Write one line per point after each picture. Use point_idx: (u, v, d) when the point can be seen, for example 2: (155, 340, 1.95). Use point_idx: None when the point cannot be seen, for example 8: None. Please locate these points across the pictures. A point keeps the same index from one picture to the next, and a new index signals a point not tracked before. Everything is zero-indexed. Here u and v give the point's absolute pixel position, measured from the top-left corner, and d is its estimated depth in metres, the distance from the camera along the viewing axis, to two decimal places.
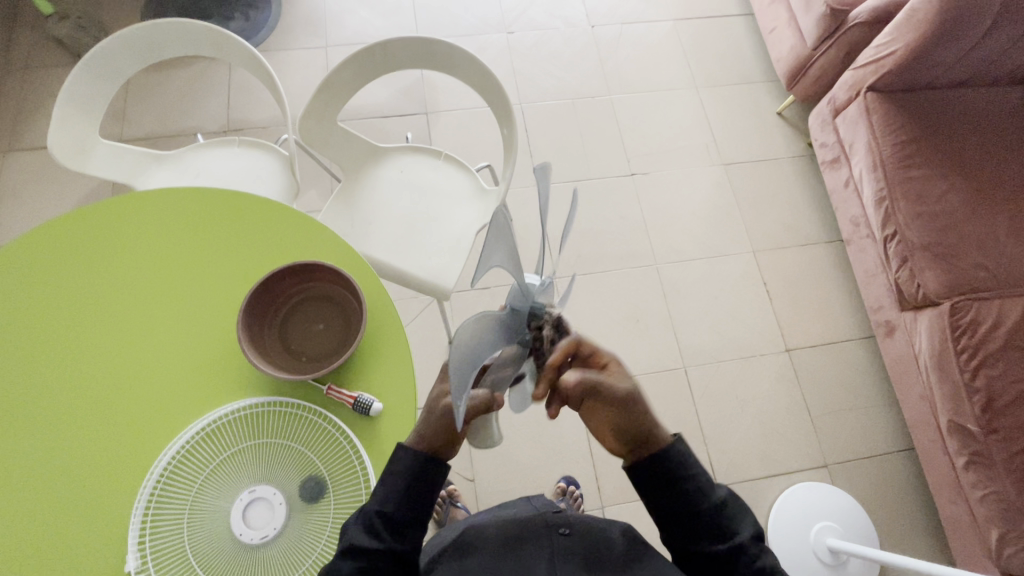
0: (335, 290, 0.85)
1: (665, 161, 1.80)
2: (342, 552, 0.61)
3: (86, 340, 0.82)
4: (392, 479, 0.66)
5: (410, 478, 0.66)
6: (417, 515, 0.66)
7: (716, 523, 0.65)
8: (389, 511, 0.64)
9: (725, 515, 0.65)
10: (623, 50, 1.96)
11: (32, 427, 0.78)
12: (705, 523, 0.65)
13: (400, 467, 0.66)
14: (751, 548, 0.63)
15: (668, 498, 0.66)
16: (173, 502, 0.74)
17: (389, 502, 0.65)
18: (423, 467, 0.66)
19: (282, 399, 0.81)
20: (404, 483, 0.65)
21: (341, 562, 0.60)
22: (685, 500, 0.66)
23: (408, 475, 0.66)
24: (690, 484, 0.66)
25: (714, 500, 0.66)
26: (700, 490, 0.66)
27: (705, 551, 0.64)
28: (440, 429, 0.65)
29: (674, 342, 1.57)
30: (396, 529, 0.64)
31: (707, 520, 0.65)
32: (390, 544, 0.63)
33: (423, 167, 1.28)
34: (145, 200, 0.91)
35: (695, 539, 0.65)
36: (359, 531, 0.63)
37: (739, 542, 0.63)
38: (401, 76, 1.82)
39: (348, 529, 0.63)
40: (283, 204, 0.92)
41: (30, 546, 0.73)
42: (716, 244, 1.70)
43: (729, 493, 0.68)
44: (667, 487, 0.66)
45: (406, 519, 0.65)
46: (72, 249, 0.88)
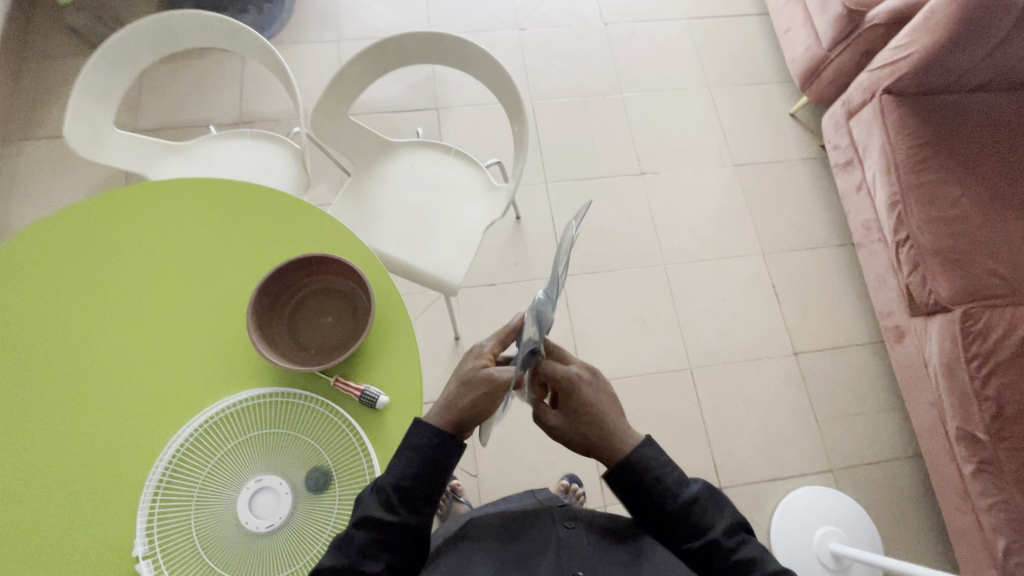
0: (345, 284, 0.85)
1: (676, 161, 1.79)
2: (355, 523, 0.63)
3: (94, 331, 0.83)
4: (409, 453, 0.66)
5: (428, 454, 0.66)
6: (435, 489, 0.66)
7: (689, 521, 0.65)
8: (405, 485, 0.64)
9: (699, 511, 0.65)
10: (636, 48, 1.94)
11: (42, 414, 0.79)
12: (679, 522, 0.65)
13: (419, 442, 0.66)
14: (725, 543, 0.63)
15: (636, 504, 0.67)
16: (180, 489, 0.75)
17: (406, 476, 0.65)
18: (442, 443, 0.66)
19: (289, 390, 0.81)
20: (423, 457, 0.65)
21: (354, 532, 0.62)
22: (653, 504, 0.66)
23: (427, 448, 0.66)
24: (655, 489, 0.66)
25: (682, 499, 0.65)
26: (666, 492, 0.66)
27: (683, 549, 0.65)
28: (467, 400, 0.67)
29: (681, 343, 1.57)
30: (412, 503, 0.64)
31: (680, 520, 0.65)
32: (405, 518, 0.63)
33: (432, 163, 1.28)
34: (154, 194, 0.92)
35: (672, 538, 0.66)
36: (374, 504, 0.63)
37: (711, 539, 0.63)
38: (413, 71, 1.82)
39: (364, 502, 0.64)
40: (295, 196, 0.93)
41: (38, 534, 0.74)
42: (725, 245, 1.69)
43: (704, 486, 0.67)
44: (636, 494, 0.66)
45: (422, 494, 0.65)
46: (83, 239, 0.89)
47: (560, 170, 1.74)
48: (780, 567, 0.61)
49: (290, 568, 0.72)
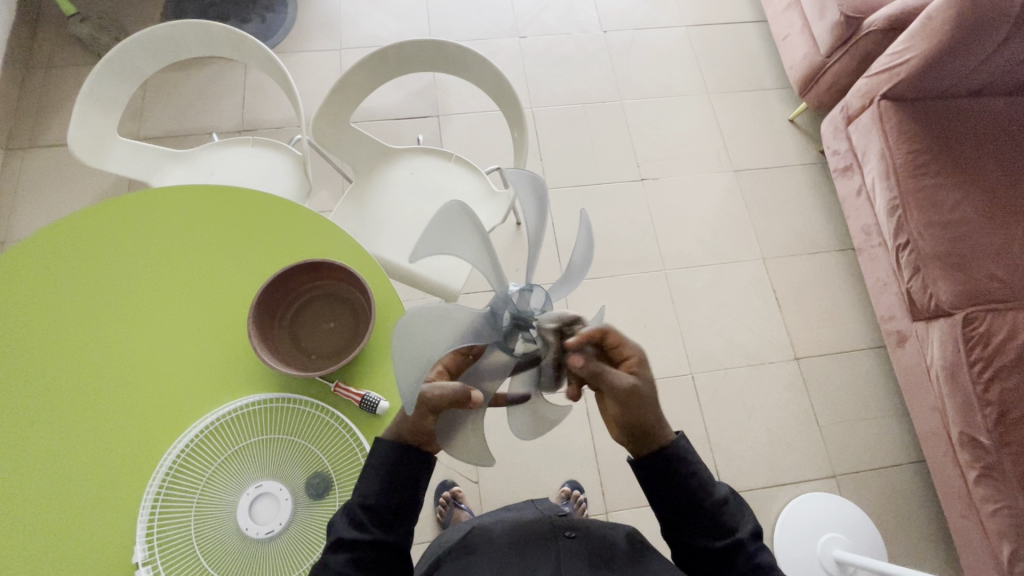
0: (345, 289, 0.85)
1: (676, 167, 1.80)
2: (330, 546, 0.63)
3: (94, 337, 0.84)
4: (373, 472, 0.66)
5: (391, 470, 0.67)
6: (402, 504, 0.67)
7: (718, 520, 0.66)
8: (372, 503, 0.65)
9: (726, 512, 0.67)
10: (635, 55, 1.96)
11: (41, 422, 0.79)
12: (708, 520, 0.66)
13: (379, 460, 0.67)
14: (750, 544, 0.65)
15: (671, 492, 0.67)
16: (180, 495, 0.75)
17: (371, 495, 0.66)
18: (404, 457, 0.67)
19: (289, 394, 0.81)
20: (386, 474, 0.66)
21: (330, 556, 0.62)
22: (689, 496, 0.66)
23: (389, 464, 0.66)
24: (694, 481, 0.67)
25: (716, 496, 0.67)
26: (703, 487, 0.67)
27: (705, 546, 0.66)
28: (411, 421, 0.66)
29: (682, 348, 1.57)
30: (381, 520, 0.65)
31: (710, 518, 0.66)
32: (377, 535, 0.64)
33: (432, 170, 1.29)
34: (157, 200, 0.93)
35: (697, 534, 0.66)
36: (345, 525, 0.64)
37: (739, 538, 0.65)
38: (414, 78, 1.83)
39: (335, 525, 0.64)
40: (297, 203, 0.93)
41: (39, 543, 0.74)
42: (726, 250, 1.69)
43: (730, 490, 0.69)
44: (671, 482, 0.67)
45: (390, 511, 0.66)
46: (84, 245, 0.89)
47: (560, 176, 1.75)
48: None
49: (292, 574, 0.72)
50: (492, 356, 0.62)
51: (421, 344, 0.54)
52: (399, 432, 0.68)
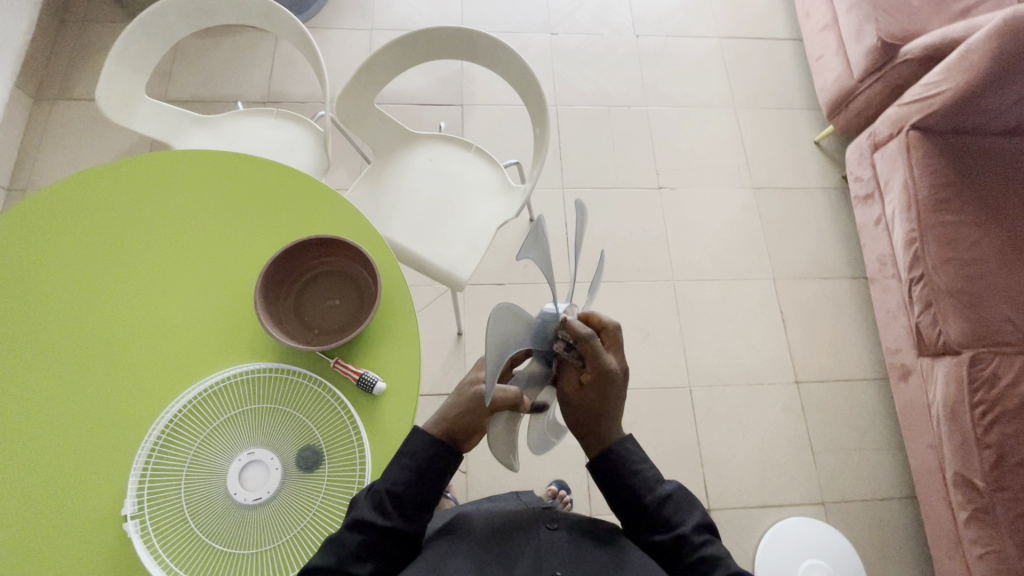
0: (353, 268, 0.86)
1: (695, 178, 1.78)
2: (348, 526, 0.64)
3: (103, 290, 0.85)
4: (405, 461, 0.68)
5: (423, 461, 0.68)
6: (427, 498, 0.67)
7: (660, 516, 0.68)
8: (398, 492, 0.66)
9: (670, 507, 0.69)
10: (666, 62, 1.94)
11: (44, 367, 0.81)
12: (649, 517, 0.68)
13: (414, 450, 0.68)
14: (694, 538, 0.66)
15: (614, 492, 0.70)
16: (174, 452, 0.76)
17: (400, 483, 0.66)
18: (439, 451, 0.68)
19: (289, 366, 0.82)
20: (416, 465, 0.67)
21: (346, 536, 0.64)
22: (629, 495, 0.69)
23: (423, 455, 0.68)
24: (634, 479, 0.70)
25: (657, 493, 0.69)
26: (644, 485, 0.69)
27: (650, 541, 0.68)
28: (464, 417, 0.68)
29: (683, 360, 1.56)
30: (405, 509, 0.66)
31: (650, 514, 0.68)
32: (397, 523, 0.65)
33: (451, 158, 1.29)
34: (179, 161, 0.94)
35: (641, 530, 0.69)
36: (368, 508, 0.65)
37: (681, 533, 0.66)
38: (442, 65, 1.83)
39: (358, 506, 0.66)
40: (316, 179, 0.94)
41: (30, 489, 0.75)
42: (737, 267, 1.68)
43: (676, 486, 0.71)
44: (613, 481, 0.70)
45: (414, 502, 0.66)
46: (104, 199, 0.91)
47: (578, 177, 1.74)
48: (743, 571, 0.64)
49: (275, 542, 0.73)
50: (530, 366, 0.66)
51: (506, 328, 0.54)
52: (444, 427, 0.69)
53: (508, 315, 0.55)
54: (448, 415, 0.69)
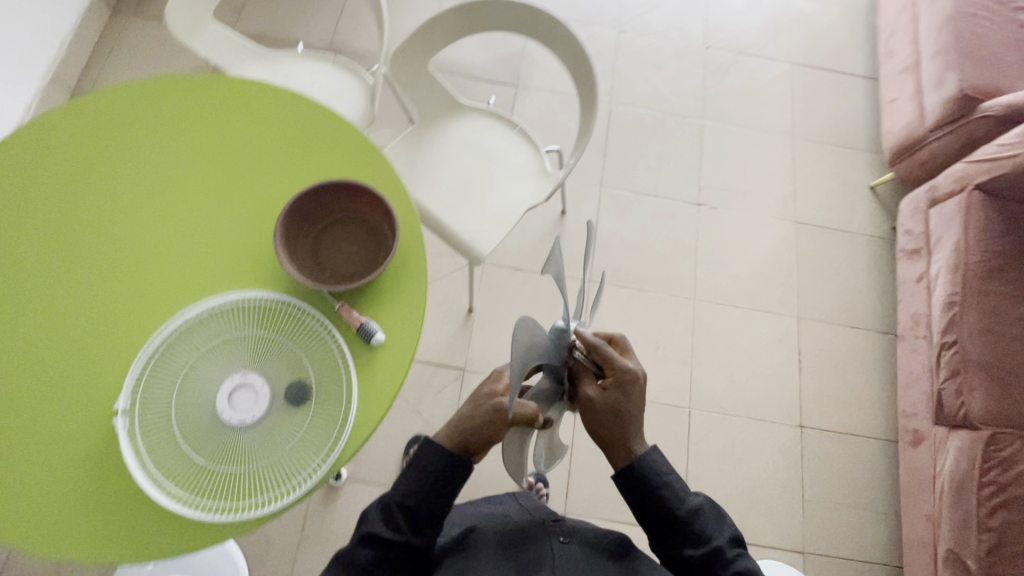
0: (374, 220, 0.87)
1: (736, 201, 1.73)
2: (360, 540, 0.71)
3: (136, 195, 0.88)
4: (415, 475, 0.73)
5: (431, 475, 0.72)
6: (433, 513, 0.72)
7: (693, 531, 0.73)
8: (408, 505, 0.72)
9: (701, 520, 0.74)
10: (730, 79, 1.89)
11: (71, 257, 0.85)
12: (683, 530, 0.73)
13: (425, 464, 0.73)
14: (727, 551, 0.71)
15: (648, 505, 0.74)
16: (173, 361, 0.79)
17: (409, 497, 0.72)
18: (448, 464, 0.73)
19: (295, 301, 0.83)
20: (425, 479, 0.72)
21: (359, 550, 0.70)
22: (664, 512, 0.74)
23: (432, 469, 0.72)
24: (666, 492, 0.74)
25: (688, 506, 0.74)
26: (676, 497, 0.74)
27: (684, 554, 0.72)
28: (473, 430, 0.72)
29: (687, 381, 1.53)
30: (414, 524, 0.72)
31: (684, 527, 0.73)
32: (408, 537, 0.71)
33: (494, 134, 1.28)
34: (229, 87, 0.96)
35: (674, 544, 0.73)
36: (379, 522, 0.71)
37: (714, 546, 0.72)
38: (504, 44, 1.82)
39: (371, 521, 0.71)
40: (356, 127, 0.95)
41: (41, 372, 0.79)
42: (762, 298, 1.63)
43: (705, 500, 0.76)
44: (647, 494, 0.74)
45: (423, 516, 0.72)
46: (152, 109, 0.93)
47: (617, 177, 1.71)
48: None
49: (252, 464, 0.76)
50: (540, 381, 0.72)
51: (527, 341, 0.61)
52: (455, 436, 0.73)
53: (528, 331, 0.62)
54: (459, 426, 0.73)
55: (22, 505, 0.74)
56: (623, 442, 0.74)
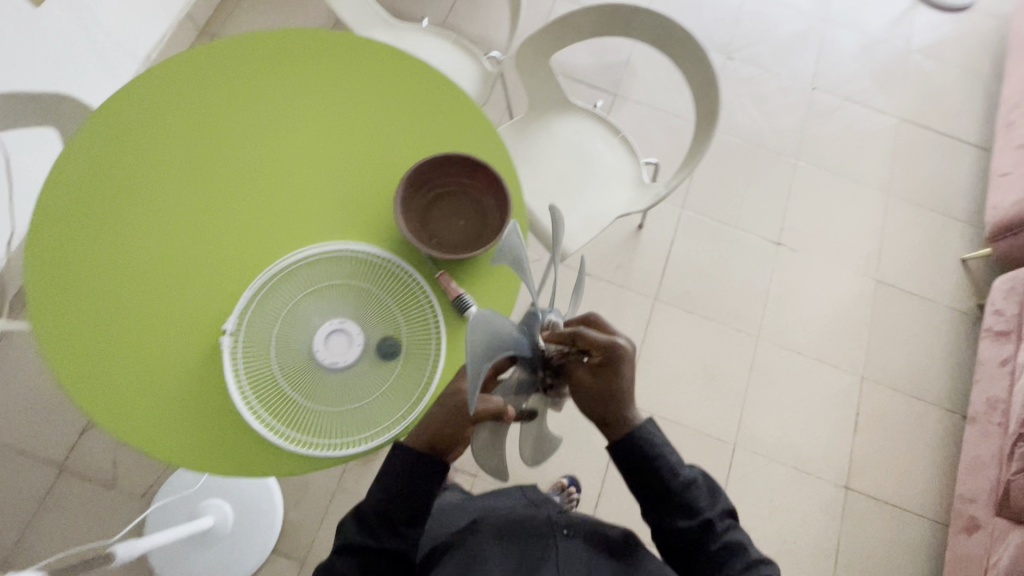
0: (485, 198, 0.89)
1: (818, 248, 1.69)
2: (341, 548, 0.71)
3: (271, 136, 0.93)
4: (385, 481, 0.72)
5: (401, 478, 0.72)
6: (411, 513, 0.72)
7: (685, 502, 0.73)
8: (383, 508, 0.72)
9: (694, 492, 0.73)
10: (832, 123, 1.84)
11: (202, 181, 0.90)
12: (675, 500, 0.73)
13: (392, 466, 0.72)
14: (717, 523, 0.72)
15: (642, 474, 0.73)
16: (280, 294, 0.83)
17: (382, 500, 0.72)
18: (420, 465, 0.72)
19: (398, 261, 0.86)
20: (395, 482, 0.72)
21: (338, 559, 0.70)
22: (658, 479, 0.73)
23: (401, 471, 0.72)
24: (659, 462, 0.73)
25: (681, 477, 0.73)
26: (670, 468, 0.73)
27: (677, 525, 0.72)
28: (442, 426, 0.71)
29: (736, 417, 1.50)
30: (390, 527, 0.72)
31: (676, 498, 0.73)
32: (387, 542, 0.71)
33: (596, 138, 1.29)
34: (371, 49, 1.00)
35: (667, 515, 0.73)
36: (355, 529, 0.72)
37: (706, 518, 0.72)
38: (611, 52, 1.83)
39: (346, 528, 0.72)
40: (483, 112, 0.98)
41: (158, 284, 0.84)
42: (828, 350, 1.58)
43: (696, 472, 0.76)
44: (640, 463, 0.73)
45: (401, 518, 0.72)
46: (298, 58, 0.98)
47: (701, 201, 1.69)
48: (756, 554, 0.72)
49: (336, 406, 0.80)
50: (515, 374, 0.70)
51: (484, 337, 0.53)
52: (424, 434, 0.73)
53: (485, 325, 0.54)
54: (427, 426, 0.72)
55: (125, 403, 0.79)
56: (619, 417, 0.73)
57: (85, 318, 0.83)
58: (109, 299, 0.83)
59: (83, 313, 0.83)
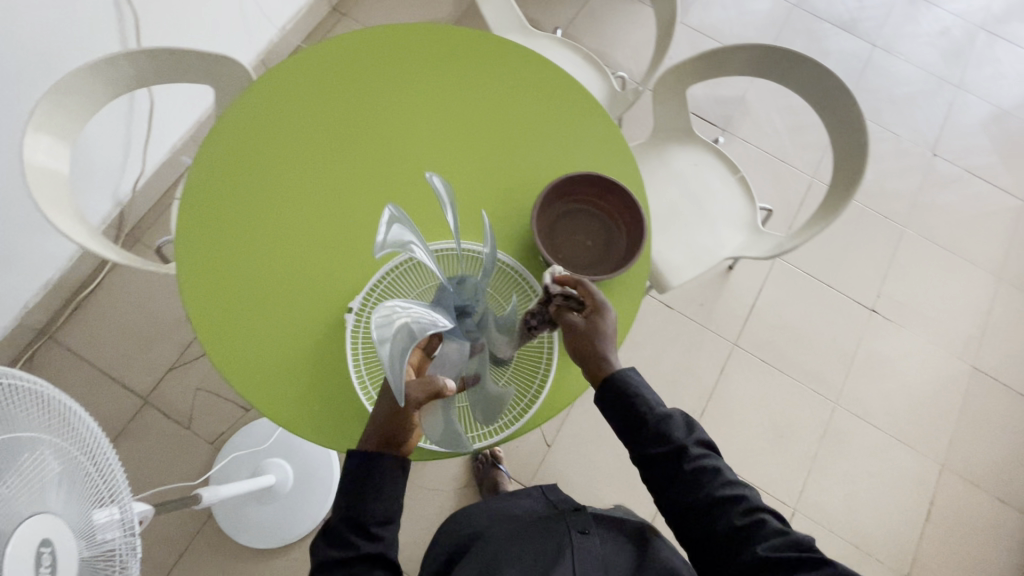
0: (615, 222, 0.88)
1: (914, 321, 1.61)
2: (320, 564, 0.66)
3: (416, 126, 0.92)
4: (347, 488, 0.68)
5: (361, 481, 0.68)
6: (381, 510, 0.68)
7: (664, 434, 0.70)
8: (353, 514, 0.68)
9: (672, 424, 0.71)
10: (948, 194, 1.75)
11: (343, 158, 0.89)
12: (652, 431, 0.71)
13: (349, 472, 0.68)
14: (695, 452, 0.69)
15: (620, 409, 0.72)
16: (406, 280, 0.81)
17: (347, 507, 0.68)
18: (379, 464, 0.68)
19: (524, 269, 0.85)
20: (358, 486, 0.68)
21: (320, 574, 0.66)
22: (635, 413, 0.71)
23: (360, 474, 0.68)
24: (637, 398, 0.72)
25: (659, 412, 0.71)
26: (648, 403, 0.72)
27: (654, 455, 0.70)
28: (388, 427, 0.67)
29: (801, 481, 1.44)
30: (360, 528, 0.68)
31: (653, 429, 0.71)
32: (366, 546, 0.67)
33: (714, 175, 1.26)
34: (526, 58, 0.99)
35: (645, 447, 0.71)
36: (331, 545, 0.67)
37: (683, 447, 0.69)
38: (727, 85, 1.79)
39: (319, 545, 0.68)
40: (624, 140, 0.97)
41: (288, 254, 0.84)
42: (909, 430, 1.50)
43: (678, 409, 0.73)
44: (618, 398, 0.72)
45: (372, 518, 0.68)
46: (452, 54, 0.98)
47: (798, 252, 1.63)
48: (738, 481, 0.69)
49: None
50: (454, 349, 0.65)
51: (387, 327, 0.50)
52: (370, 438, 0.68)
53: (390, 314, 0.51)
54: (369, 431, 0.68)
55: (241, 366, 0.80)
56: (597, 364, 0.72)
57: (211, 272, 0.83)
58: (239, 259, 0.83)
59: (210, 267, 0.83)
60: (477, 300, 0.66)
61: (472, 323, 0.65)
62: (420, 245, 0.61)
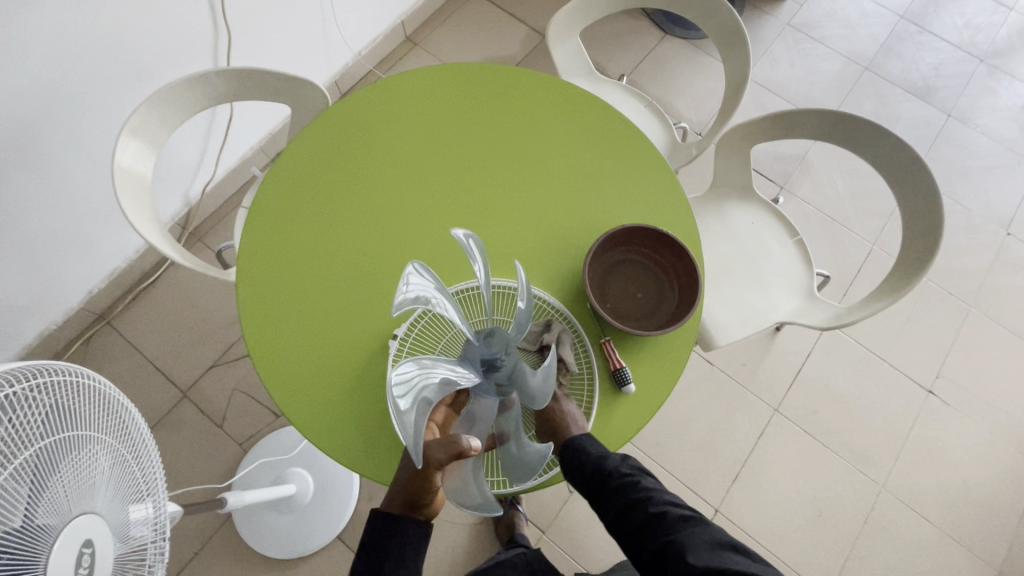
0: (667, 279, 0.87)
1: (975, 408, 1.50)
2: None
3: (480, 164, 0.94)
4: (369, 551, 0.69)
5: (382, 543, 0.68)
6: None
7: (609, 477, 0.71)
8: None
9: (611, 464, 0.72)
10: (1022, 276, 1.65)
11: (406, 188, 0.92)
12: (597, 475, 0.71)
13: (371, 535, 0.69)
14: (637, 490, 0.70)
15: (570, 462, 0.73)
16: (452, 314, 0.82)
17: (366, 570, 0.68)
18: (402, 528, 0.68)
19: (569, 315, 0.85)
20: (378, 550, 0.68)
21: None
22: (581, 463, 0.72)
23: (380, 536, 0.68)
24: (582, 447, 0.72)
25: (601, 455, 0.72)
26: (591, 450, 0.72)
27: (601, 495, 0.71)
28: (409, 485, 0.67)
29: (837, 566, 1.35)
30: None
31: (599, 474, 0.71)
32: None
33: (771, 235, 1.23)
34: (593, 106, 1.00)
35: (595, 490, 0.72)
36: None
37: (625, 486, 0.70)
38: (789, 143, 1.76)
39: None
40: (684, 194, 0.96)
41: (344, 277, 0.86)
42: (963, 527, 1.39)
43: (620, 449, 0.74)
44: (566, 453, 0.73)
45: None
46: (523, 96, 1.00)
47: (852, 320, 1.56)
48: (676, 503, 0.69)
49: None
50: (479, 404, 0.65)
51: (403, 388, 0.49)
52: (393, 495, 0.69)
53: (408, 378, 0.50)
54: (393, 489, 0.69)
55: (286, 381, 0.81)
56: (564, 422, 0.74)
57: (267, 287, 0.85)
58: (297, 277, 0.86)
59: (269, 273, 0.86)
60: (507, 352, 0.63)
61: (501, 376, 0.63)
62: (444, 299, 0.61)
